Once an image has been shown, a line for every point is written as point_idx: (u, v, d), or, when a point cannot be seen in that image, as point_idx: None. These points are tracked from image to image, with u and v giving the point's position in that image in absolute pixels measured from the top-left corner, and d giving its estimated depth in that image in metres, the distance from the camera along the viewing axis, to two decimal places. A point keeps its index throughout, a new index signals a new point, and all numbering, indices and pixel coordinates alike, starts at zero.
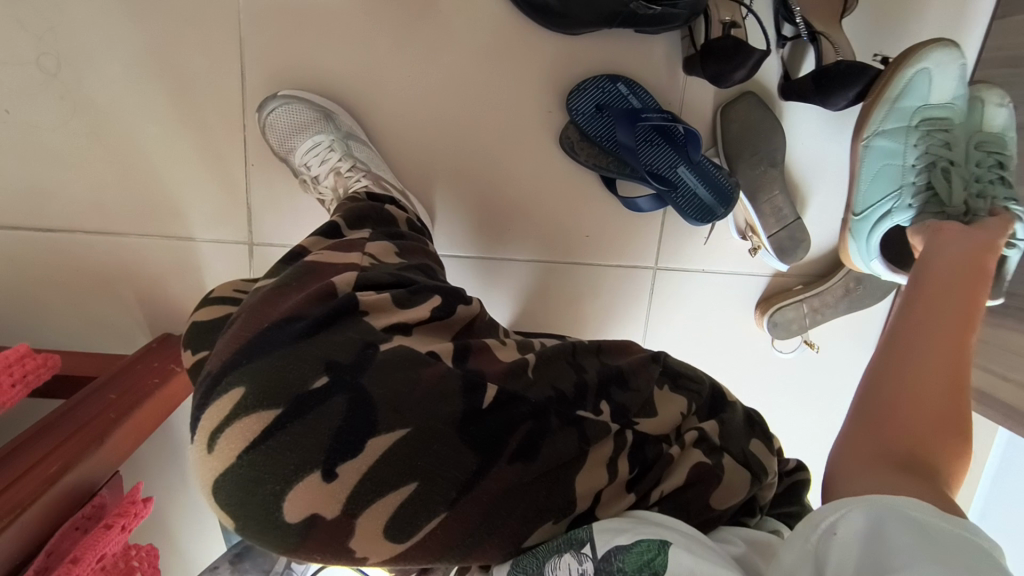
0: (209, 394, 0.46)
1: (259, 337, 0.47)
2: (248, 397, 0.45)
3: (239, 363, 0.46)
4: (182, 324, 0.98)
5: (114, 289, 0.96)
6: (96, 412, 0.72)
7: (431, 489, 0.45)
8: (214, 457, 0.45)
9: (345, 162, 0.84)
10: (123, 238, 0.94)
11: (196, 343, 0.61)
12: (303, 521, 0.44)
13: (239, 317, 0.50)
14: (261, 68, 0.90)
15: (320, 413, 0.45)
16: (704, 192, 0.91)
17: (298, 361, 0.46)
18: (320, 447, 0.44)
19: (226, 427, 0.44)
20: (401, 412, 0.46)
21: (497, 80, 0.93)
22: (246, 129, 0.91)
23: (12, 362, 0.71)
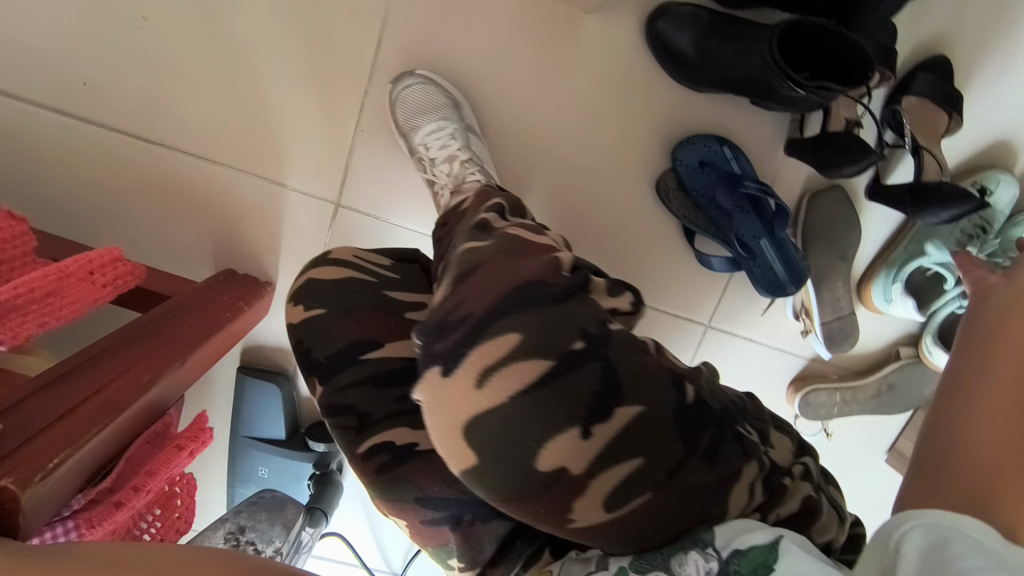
0: (473, 338, 0.46)
1: (519, 290, 0.48)
2: (525, 345, 0.46)
3: (503, 312, 0.47)
4: (249, 264, 0.99)
5: (194, 214, 0.96)
6: (177, 333, 0.72)
7: (649, 467, 0.46)
8: (482, 395, 0.45)
9: (466, 152, 0.89)
10: (217, 167, 0.95)
11: (311, 298, 0.76)
12: (549, 472, 0.45)
13: (483, 269, 0.50)
14: (397, 43, 0.92)
15: (576, 375, 0.46)
16: (779, 265, 0.94)
17: (561, 322, 0.47)
18: (580, 405, 0.45)
19: (500, 368, 0.45)
20: (637, 388, 0.47)
21: (613, 114, 0.96)
22: (367, 95, 0.93)
23: (106, 263, 0.71)
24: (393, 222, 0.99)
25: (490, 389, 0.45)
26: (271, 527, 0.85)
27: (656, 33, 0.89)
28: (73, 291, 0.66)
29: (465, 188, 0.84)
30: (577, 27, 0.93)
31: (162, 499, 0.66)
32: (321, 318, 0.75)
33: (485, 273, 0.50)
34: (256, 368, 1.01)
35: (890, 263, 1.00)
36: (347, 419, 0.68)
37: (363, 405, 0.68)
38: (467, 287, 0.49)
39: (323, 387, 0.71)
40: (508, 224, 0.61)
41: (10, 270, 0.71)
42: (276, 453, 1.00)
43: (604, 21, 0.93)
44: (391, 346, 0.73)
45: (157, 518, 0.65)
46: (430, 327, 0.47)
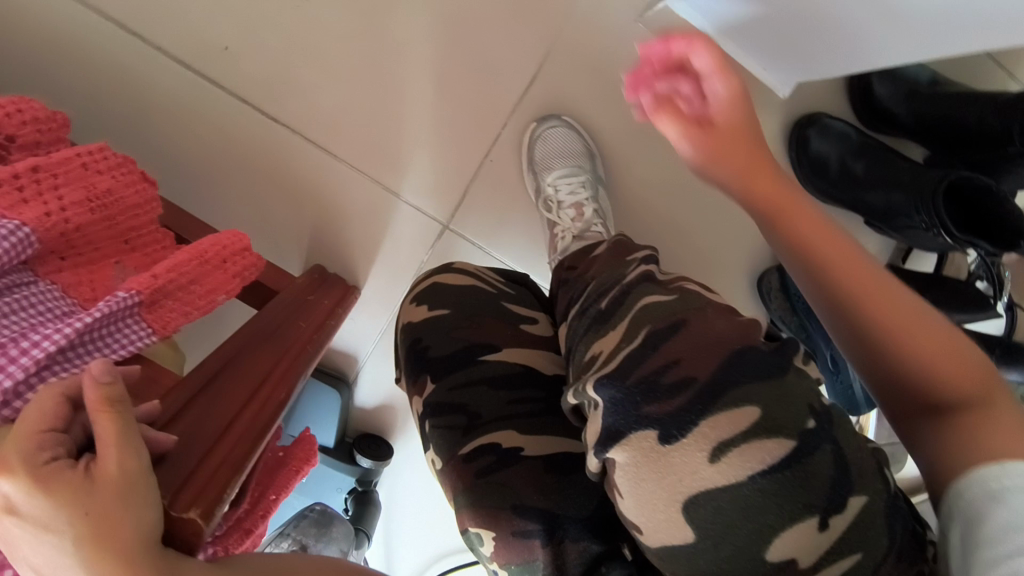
0: (702, 408, 0.39)
1: (732, 357, 0.41)
2: (760, 422, 0.39)
3: (730, 381, 0.40)
4: (339, 264, 0.96)
5: (298, 203, 0.93)
6: (295, 339, 0.70)
7: (872, 565, 0.39)
8: (716, 472, 0.38)
9: (593, 205, 0.89)
10: (335, 162, 0.91)
11: (433, 302, 0.77)
12: (777, 563, 0.38)
13: (686, 331, 0.43)
14: (548, 85, 0.91)
15: (813, 457, 0.38)
16: (858, 388, 0.94)
17: (790, 397, 0.40)
18: (821, 491, 0.38)
19: (740, 442, 0.38)
20: (862, 475, 0.40)
21: (736, 201, 0.97)
22: (505, 127, 0.92)
23: (236, 252, 0.67)
24: (494, 255, 0.97)
25: (726, 466, 0.38)
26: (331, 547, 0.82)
27: (803, 141, 0.93)
28: (209, 280, 0.62)
29: (590, 237, 0.84)
30: None
31: None
32: (440, 322, 0.74)
33: (697, 332, 0.43)
34: (320, 370, 0.98)
35: None
36: (455, 417, 0.66)
37: (474, 404, 0.66)
38: (678, 347, 0.42)
39: (434, 385, 0.70)
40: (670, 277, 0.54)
41: (137, 239, 0.65)
42: (321, 461, 0.96)
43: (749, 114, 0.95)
44: (507, 351, 0.71)
45: None
46: (639, 390, 0.41)
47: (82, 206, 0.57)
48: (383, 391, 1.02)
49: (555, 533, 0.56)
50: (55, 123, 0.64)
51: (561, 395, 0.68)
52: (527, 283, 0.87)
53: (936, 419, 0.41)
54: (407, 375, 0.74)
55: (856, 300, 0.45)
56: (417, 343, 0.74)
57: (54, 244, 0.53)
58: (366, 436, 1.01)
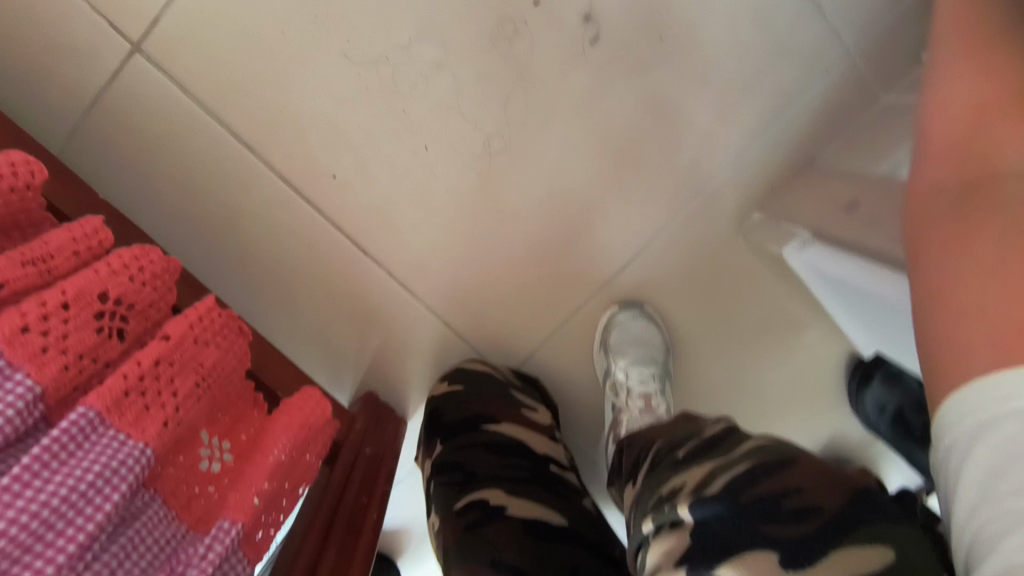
0: (830, 536, 0.43)
1: (856, 495, 0.46)
2: (877, 559, 0.41)
3: (855, 520, 0.44)
4: (391, 395, 0.94)
5: (366, 332, 0.91)
6: (355, 521, 0.71)
7: None
8: None
9: (660, 398, 0.90)
10: (414, 301, 0.91)
11: (453, 380, 0.88)
12: None
13: (796, 466, 0.49)
14: (640, 273, 0.92)
15: None
16: None
17: (908, 542, 0.43)
18: None
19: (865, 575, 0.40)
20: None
21: (789, 415, 0.98)
22: (586, 302, 0.93)
23: (319, 429, 0.67)
24: None
25: None
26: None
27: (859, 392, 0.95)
28: (295, 472, 0.62)
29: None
30: (795, 331, 0.96)
31: None
32: (462, 395, 0.84)
33: (812, 472, 0.48)
34: None
35: None
36: (455, 475, 0.72)
37: (471, 464, 0.73)
38: (797, 480, 0.47)
39: (441, 446, 0.79)
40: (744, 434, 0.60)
41: (224, 404, 0.63)
42: None
43: (822, 337, 0.97)
44: (505, 424, 0.80)
45: None
46: (752, 508, 0.46)
47: (192, 397, 0.55)
48: (402, 516, 1.01)
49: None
50: (165, 277, 0.61)
51: (548, 471, 0.73)
52: (538, 383, 0.94)
53: (956, 332, 0.38)
54: (424, 446, 0.83)
55: (954, 237, 0.42)
56: (439, 413, 0.84)
57: (165, 452, 0.52)
58: (377, 561, 1.00)
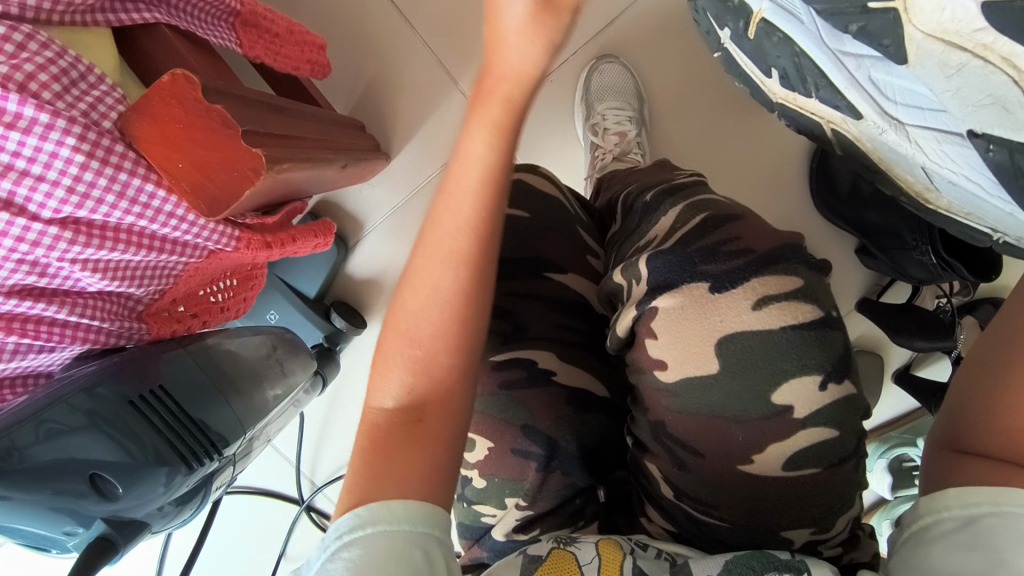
0: (756, 271, 0.44)
1: (789, 244, 0.45)
2: (800, 288, 0.44)
3: (782, 256, 0.45)
4: (378, 128, 0.98)
5: (360, 58, 0.96)
6: (308, 137, 0.59)
7: (847, 442, 0.45)
8: (756, 317, 0.43)
9: (636, 137, 0.95)
10: (410, 33, 0.96)
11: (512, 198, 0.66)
12: (778, 406, 0.44)
13: (747, 217, 0.47)
14: (623, 32, 0.98)
15: (831, 334, 0.44)
16: None
17: (823, 286, 0.46)
18: (832, 356, 0.44)
19: (786, 297, 0.43)
20: (857, 372, 0.46)
21: (753, 195, 1.04)
22: (572, 57, 0.98)
23: (314, 46, 0.69)
24: None
25: (767, 314, 0.43)
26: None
27: (822, 169, 0.99)
28: (287, 49, 0.63)
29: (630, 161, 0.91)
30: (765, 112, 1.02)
31: (240, 273, 0.64)
32: (523, 221, 0.65)
33: (756, 224, 0.47)
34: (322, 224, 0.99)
35: (885, 439, 1.11)
36: (501, 323, 0.61)
37: (524, 316, 0.61)
38: (739, 229, 0.46)
39: None
40: None
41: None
42: (296, 308, 0.96)
43: None
44: (573, 278, 0.63)
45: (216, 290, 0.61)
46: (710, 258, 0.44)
47: None
48: (375, 265, 1.03)
49: (552, 459, 0.57)
50: None
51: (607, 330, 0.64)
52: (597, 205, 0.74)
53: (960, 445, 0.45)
54: None
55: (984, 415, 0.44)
56: None
57: None
58: (344, 304, 1.01)
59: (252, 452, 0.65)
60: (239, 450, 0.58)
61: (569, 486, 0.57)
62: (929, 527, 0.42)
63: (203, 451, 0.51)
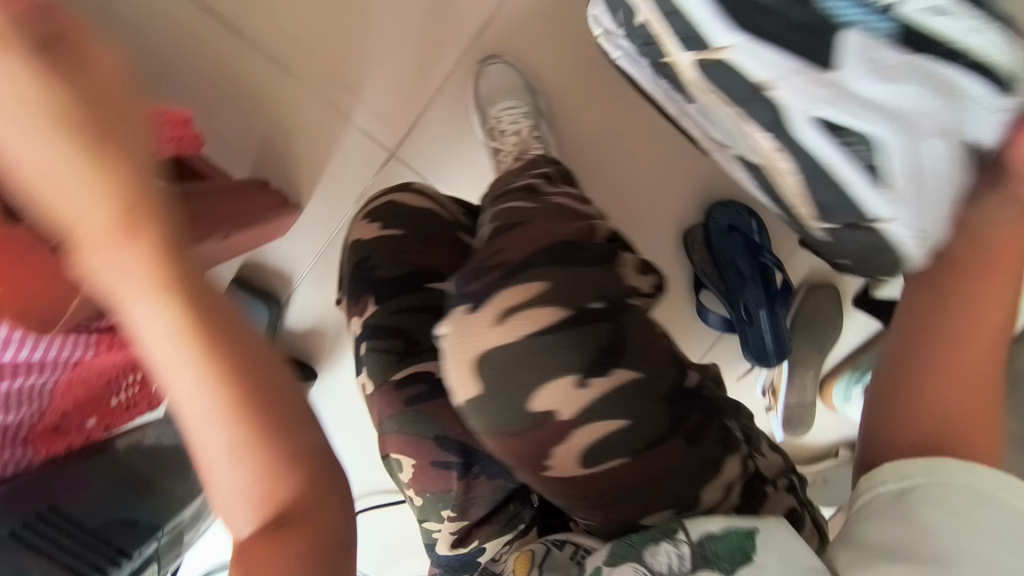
0: (506, 281, 0.49)
1: (553, 249, 0.52)
2: (545, 292, 0.49)
3: (535, 262, 0.51)
4: (284, 181, 0.98)
5: (249, 117, 0.96)
6: (179, 217, 0.60)
7: (637, 429, 0.46)
8: (500, 330, 0.48)
9: (534, 130, 0.91)
10: (292, 81, 0.95)
11: (387, 217, 0.66)
12: (539, 413, 0.47)
13: (527, 227, 0.54)
14: (501, 31, 0.96)
15: (586, 329, 0.48)
16: (768, 335, 1.02)
17: (585, 281, 0.50)
18: (586, 351, 0.47)
19: (525, 307, 0.48)
20: (636, 356, 0.48)
21: (669, 160, 1.03)
22: (456, 67, 0.96)
23: (176, 123, 0.69)
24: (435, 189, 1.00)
25: (511, 324, 0.48)
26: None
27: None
28: (146, 135, 0.64)
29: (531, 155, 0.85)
30: None
31: None
32: (399, 240, 0.64)
33: (529, 234, 0.53)
34: (250, 286, 0.99)
35: (856, 366, 1.09)
36: (393, 342, 0.60)
37: (417, 329, 0.60)
38: (511, 241, 0.53)
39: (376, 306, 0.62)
40: (553, 193, 0.61)
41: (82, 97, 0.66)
42: None
43: None
44: None
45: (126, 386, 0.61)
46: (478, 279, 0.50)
47: None
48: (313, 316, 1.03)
49: (474, 465, 0.56)
50: None
51: None
52: None
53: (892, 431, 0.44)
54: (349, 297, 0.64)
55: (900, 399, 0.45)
56: (362, 262, 0.64)
57: None
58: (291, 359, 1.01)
59: (185, 541, 0.64)
60: (160, 545, 0.57)
61: (500, 489, 0.56)
62: (868, 503, 0.42)
63: (111, 560, 0.49)
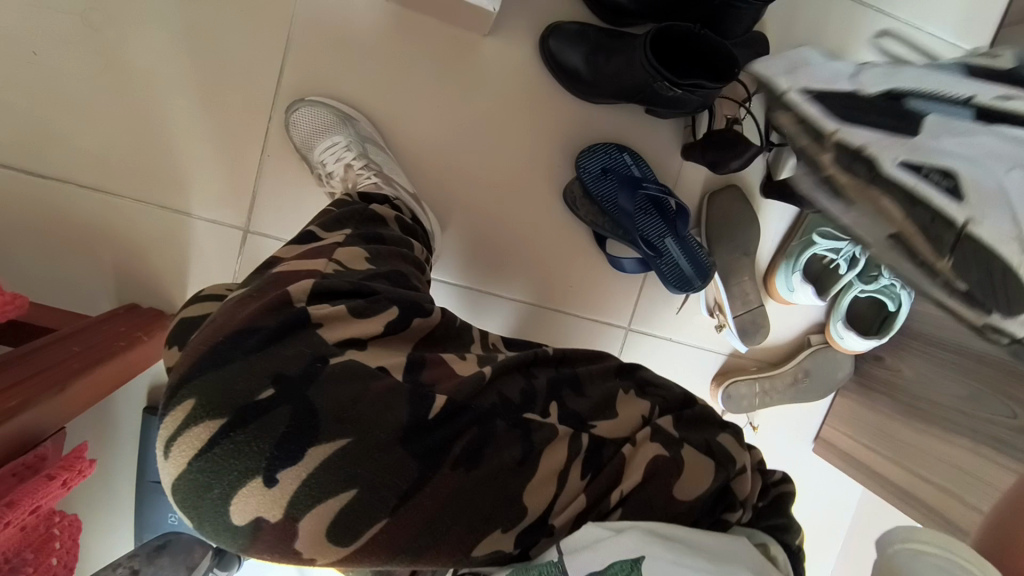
0: (169, 403, 0.49)
1: (214, 350, 0.49)
2: (197, 407, 0.47)
3: (195, 374, 0.49)
4: (154, 298, 0.96)
5: (93, 250, 0.93)
6: None
7: (369, 495, 0.48)
8: (171, 464, 0.48)
9: (359, 159, 0.86)
10: (119, 199, 0.93)
11: (183, 340, 0.61)
12: (248, 524, 0.47)
13: (209, 327, 0.52)
14: (299, 70, 0.94)
15: (264, 422, 0.47)
16: (683, 262, 0.98)
17: (247, 374, 0.49)
18: (262, 453, 0.47)
19: (181, 434, 0.47)
20: (332, 423, 0.49)
21: (517, 130, 1.00)
22: (271, 122, 0.94)
23: None
24: None
25: (175, 457, 0.47)
26: (174, 573, 0.79)
27: (548, 52, 0.95)
28: None
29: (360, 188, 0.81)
30: (476, 50, 0.97)
31: (33, 542, 0.60)
32: None
33: (200, 338, 0.51)
34: (163, 408, 0.96)
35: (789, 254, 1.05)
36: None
37: None
38: (182, 357, 0.51)
39: None
40: (291, 257, 0.60)
41: None
42: None
43: (502, 38, 0.97)
44: None
45: (26, 564, 0.58)
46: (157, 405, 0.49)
47: None
48: None
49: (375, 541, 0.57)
50: None
51: None
52: None
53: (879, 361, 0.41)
54: None
55: None
56: None
57: None
58: None
59: None
60: None
61: None
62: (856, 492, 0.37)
63: None
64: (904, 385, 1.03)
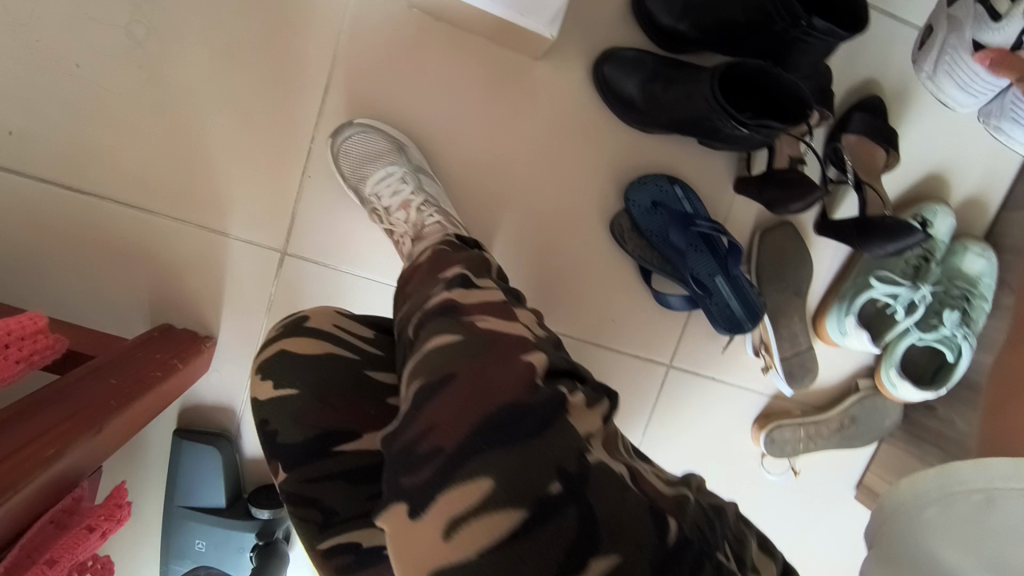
0: (442, 481, 0.39)
1: (494, 422, 0.41)
2: (495, 492, 0.38)
3: (473, 450, 0.40)
4: (189, 319, 0.93)
5: (128, 269, 0.91)
6: (33, 436, 0.55)
7: None
8: (451, 550, 0.37)
9: (417, 196, 0.86)
10: (157, 217, 0.90)
11: (280, 376, 0.60)
12: None
13: (454, 387, 0.44)
14: (345, 90, 0.91)
15: (550, 530, 0.37)
16: (734, 303, 0.94)
17: (537, 461, 0.39)
18: (550, 563, 0.36)
19: (470, 519, 0.37)
20: (616, 538, 0.37)
21: (566, 159, 0.97)
22: (313, 143, 0.91)
23: (25, 335, 0.67)
24: (343, 270, 0.94)
25: (459, 542, 0.37)
26: None
27: (602, 77, 0.91)
28: None
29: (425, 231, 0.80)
30: (527, 75, 0.94)
31: None
32: (296, 403, 0.58)
33: (464, 398, 0.43)
34: (192, 431, 0.94)
35: (842, 296, 1.01)
36: (310, 511, 0.55)
37: (328, 500, 0.55)
38: (440, 413, 0.43)
39: (285, 472, 0.57)
40: (478, 308, 0.53)
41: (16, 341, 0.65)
42: (217, 525, 0.92)
43: (554, 62, 0.94)
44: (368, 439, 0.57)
45: None
46: (424, 463, 0.41)
47: None
48: None
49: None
50: None
51: None
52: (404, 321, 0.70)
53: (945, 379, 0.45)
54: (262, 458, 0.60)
55: None
56: (261, 431, 0.59)
57: None
58: (263, 488, 0.96)
59: None
60: None
61: None
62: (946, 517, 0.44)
63: None
64: (958, 440, 0.98)
